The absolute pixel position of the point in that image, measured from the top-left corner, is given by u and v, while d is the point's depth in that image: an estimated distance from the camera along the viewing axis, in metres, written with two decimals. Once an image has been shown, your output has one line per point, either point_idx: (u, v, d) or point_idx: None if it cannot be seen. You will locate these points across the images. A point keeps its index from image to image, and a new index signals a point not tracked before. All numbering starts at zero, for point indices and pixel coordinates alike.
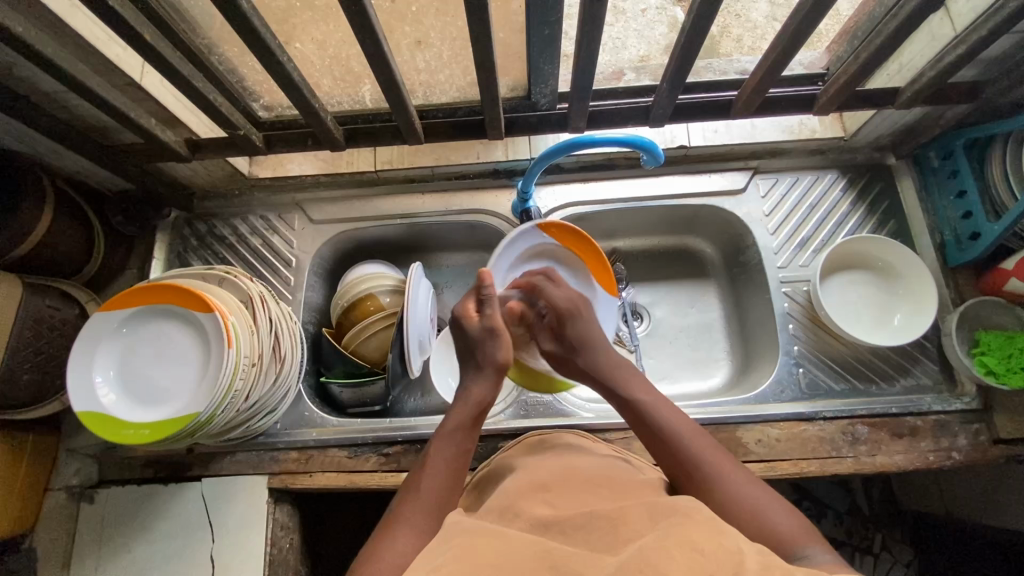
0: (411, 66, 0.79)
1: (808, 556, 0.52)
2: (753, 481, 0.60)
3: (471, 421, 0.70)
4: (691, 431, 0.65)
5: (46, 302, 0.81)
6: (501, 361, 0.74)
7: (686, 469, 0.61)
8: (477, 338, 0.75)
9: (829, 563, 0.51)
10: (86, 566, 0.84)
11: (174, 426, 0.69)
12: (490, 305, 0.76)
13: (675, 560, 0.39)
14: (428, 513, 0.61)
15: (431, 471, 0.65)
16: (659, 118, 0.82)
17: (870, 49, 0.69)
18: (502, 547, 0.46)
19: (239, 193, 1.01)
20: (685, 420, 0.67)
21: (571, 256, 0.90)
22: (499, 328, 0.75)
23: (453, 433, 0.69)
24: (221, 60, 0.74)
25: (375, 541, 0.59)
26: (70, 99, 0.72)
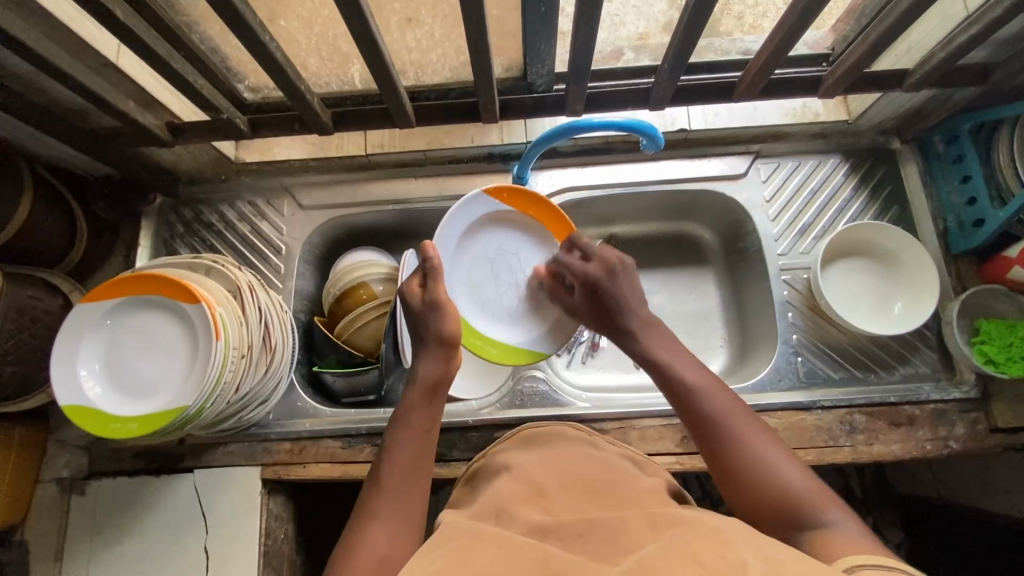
0: (401, 45, 0.76)
1: (831, 525, 0.51)
2: (777, 443, 0.58)
3: (426, 399, 0.69)
4: (719, 395, 0.62)
5: (27, 293, 0.79)
6: (446, 335, 0.72)
7: (709, 439, 0.60)
8: (418, 313, 0.73)
9: (850, 532, 0.50)
10: (79, 557, 0.84)
11: (161, 420, 0.67)
12: (432, 280, 0.74)
13: (679, 571, 0.38)
14: (400, 504, 0.60)
15: (397, 456, 0.64)
16: (660, 101, 0.79)
17: (880, 29, 0.67)
18: (501, 552, 0.46)
19: (224, 177, 0.98)
20: (716, 381, 0.64)
21: (522, 217, 0.88)
22: (442, 300, 0.73)
23: (407, 414, 0.67)
24: (202, 39, 0.70)
25: (352, 534, 0.58)
26: (42, 81, 0.69)
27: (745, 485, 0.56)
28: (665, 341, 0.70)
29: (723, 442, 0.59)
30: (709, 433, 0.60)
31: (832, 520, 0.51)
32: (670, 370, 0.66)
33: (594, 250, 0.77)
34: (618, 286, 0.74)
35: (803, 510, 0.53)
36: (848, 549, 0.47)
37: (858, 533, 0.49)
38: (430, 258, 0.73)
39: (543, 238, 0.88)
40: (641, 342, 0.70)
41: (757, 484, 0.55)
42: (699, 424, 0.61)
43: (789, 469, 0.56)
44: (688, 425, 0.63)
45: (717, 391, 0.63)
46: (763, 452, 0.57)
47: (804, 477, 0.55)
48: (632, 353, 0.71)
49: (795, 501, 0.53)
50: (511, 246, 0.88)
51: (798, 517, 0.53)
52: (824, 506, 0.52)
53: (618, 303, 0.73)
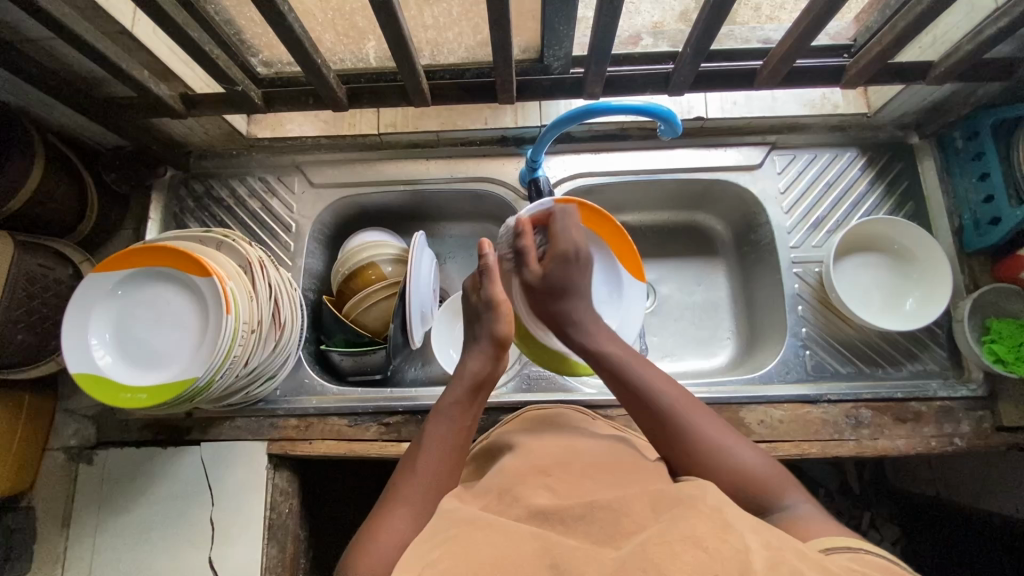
0: (419, 22, 0.75)
1: (791, 508, 0.54)
2: (724, 428, 0.61)
3: (470, 395, 0.69)
4: (671, 387, 0.64)
5: (38, 261, 0.79)
6: (499, 334, 0.72)
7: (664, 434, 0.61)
8: (477, 311, 0.74)
9: (809, 514, 0.53)
10: (86, 524, 0.85)
11: (171, 391, 0.68)
12: (487, 279, 0.73)
13: (680, 557, 0.38)
14: (424, 490, 0.60)
15: (430, 449, 0.64)
16: (679, 87, 0.79)
17: (907, 18, 0.66)
18: (498, 539, 0.46)
19: (236, 153, 0.97)
20: (664, 375, 0.66)
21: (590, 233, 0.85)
22: (499, 301, 0.73)
23: (450, 408, 0.68)
24: (217, 10, 0.69)
25: (374, 515, 0.58)
26: (58, 47, 0.68)
27: (704, 465, 0.58)
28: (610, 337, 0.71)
29: (671, 429, 0.61)
30: (660, 422, 0.62)
31: (791, 504, 0.54)
32: (619, 367, 0.67)
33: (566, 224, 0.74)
34: (577, 265, 0.72)
35: (764, 492, 0.55)
36: (813, 529, 0.50)
37: (811, 511, 0.53)
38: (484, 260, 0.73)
39: (604, 254, 0.86)
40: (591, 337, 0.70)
41: (719, 467, 0.57)
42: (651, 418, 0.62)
43: (745, 453, 0.58)
44: (637, 414, 0.64)
45: (670, 383, 0.65)
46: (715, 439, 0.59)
47: (760, 460, 0.58)
48: (581, 348, 0.70)
49: (759, 483, 0.56)
50: None
51: (758, 495, 0.55)
52: (781, 487, 0.56)
53: (577, 286, 0.72)
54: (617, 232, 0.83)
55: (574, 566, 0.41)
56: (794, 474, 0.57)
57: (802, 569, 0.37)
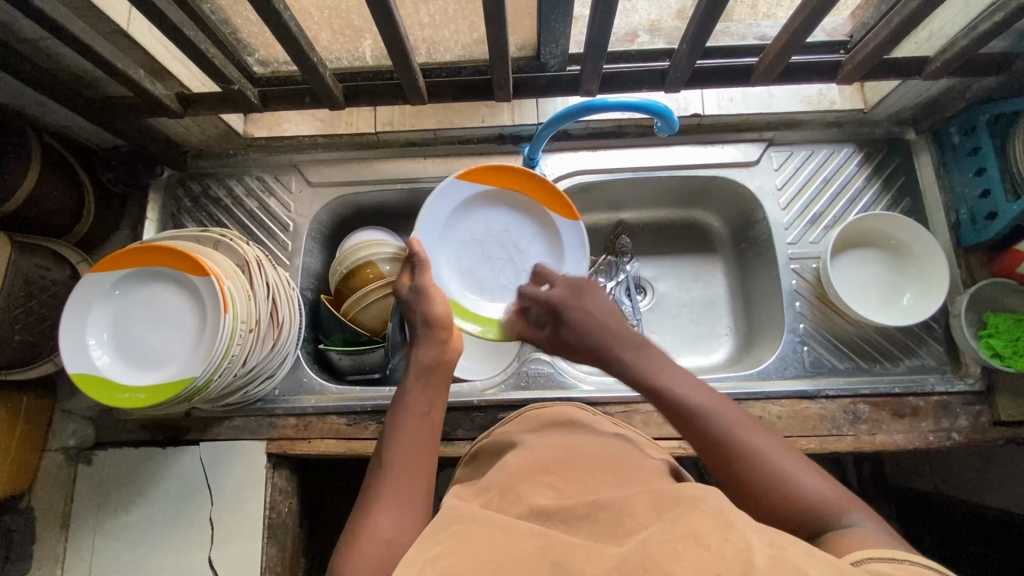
0: (415, 20, 0.75)
1: (854, 526, 0.51)
2: (784, 448, 0.58)
3: (422, 377, 0.70)
4: (723, 407, 0.61)
5: (36, 262, 0.79)
6: (432, 318, 0.73)
7: (721, 459, 0.58)
8: (408, 300, 0.75)
9: (870, 531, 0.50)
10: (85, 524, 0.85)
11: (169, 391, 0.67)
12: (421, 270, 0.75)
13: (681, 556, 0.38)
14: (404, 482, 0.61)
15: (398, 437, 0.64)
16: (675, 83, 0.79)
17: (903, 14, 0.66)
18: (499, 538, 0.46)
19: (233, 152, 0.97)
20: (717, 395, 0.62)
21: (506, 193, 0.84)
22: (430, 288, 0.74)
23: (409, 394, 0.69)
24: (213, 9, 0.69)
25: (358, 514, 0.58)
26: (54, 46, 0.68)
27: (765, 493, 0.55)
28: (654, 358, 0.68)
29: (728, 453, 0.57)
30: (715, 445, 0.58)
31: (853, 524, 0.51)
32: (671, 390, 0.63)
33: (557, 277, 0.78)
34: (586, 304, 0.74)
35: (825, 514, 0.53)
36: (865, 551, 0.47)
37: (875, 532, 0.50)
38: (416, 251, 0.75)
39: (529, 209, 0.85)
40: (635, 363, 0.68)
41: (778, 493, 0.54)
42: (707, 442, 0.59)
43: (805, 474, 0.55)
44: (691, 438, 0.61)
45: (719, 402, 0.61)
46: (776, 460, 0.56)
47: (820, 480, 0.55)
48: (622, 377, 0.69)
49: (820, 505, 0.53)
50: (502, 223, 0.85)
51: (820, 519, 0.53)
52: (844, 509, 0.53)
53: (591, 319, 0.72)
54: (537, 183, 0.82)
55: (574, 565, 0.41)
56: (856, 493, 0.54)
57: (803, 567, 0.37)
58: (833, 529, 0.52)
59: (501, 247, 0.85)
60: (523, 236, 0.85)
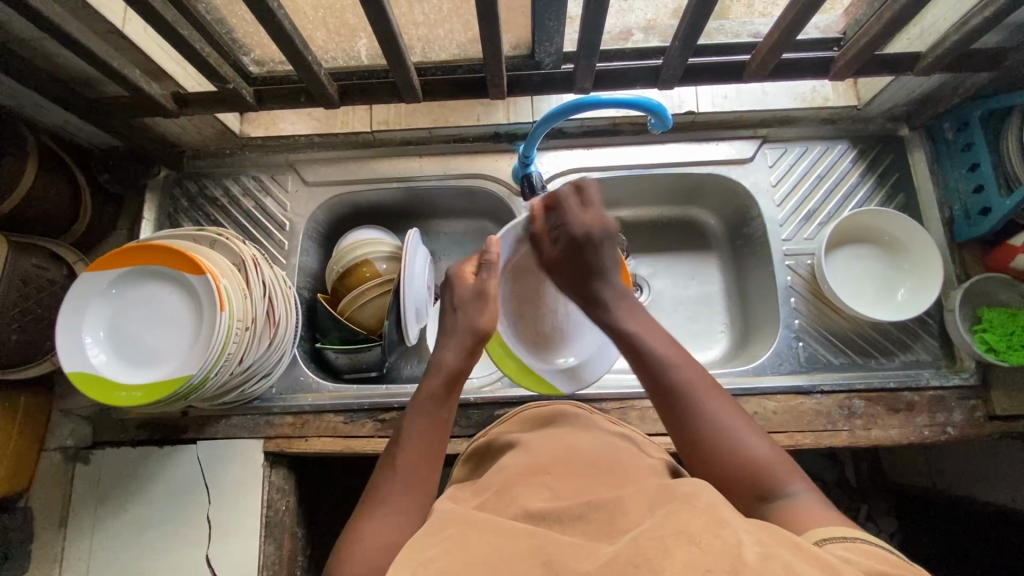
0: (409, 19, 0.75)
1: (792, 494, 0.53)
2: (737, 412, 0.60)
3: (446, 388, 0.69)
4: (687, 363, 0.64)
5: (33, 262, 0.79)
6: (480, 328, 0.72)
7: (678, 409, 0.61)
8: (466, 300, 0.74)
9: (811, 501, 0.52)
10: (83, 523, 0.85)
11: (165, 389, 0.68)
12: (488, 270, 0.76)
13: (672, 553, 0.38)
14: (406, 492, 0.60)
15: (410, 442, 0.64)
16: (668, 81, 0.79)
17: (893, 10, 0.66)
18: (492, 539, 0.46)
19: (229, 152, 0.98)
20: (685, 353, 0.65)
21: None
22: (489, 293, 0.74)
23: (426, 403, 0.68)
24: (208, 9, 0.69)
25: (358, 519, 0.58)
26: (49, 46, 0.69)
27: (711, 449, 0.58)
28: (635, 312, 0.70)
29: (685, 407, 0.60)
30: (673, 397, 0.61)
31: (791, 491, 0.53)
32: (641, 341, 0.66)
33: (593, 204, 0.76)
34: (604, 249, 0.73)
35: (765, 478, 0.55)
36: (806, 521, 0.49)
37: (812, 501, 0.52)
38: (491, 251, 0.77)
39: None
40: (613, 313, 0.70)
41: (721, 451, 0.57)
42: (665, 392, 0.62)
43: (751, 440, 0.58)
44: (651, 389, 0.64)
45: (686, 359, 0.64)
46: (725, 422, 0.59)
47: (765, 446, 0.57)
48: (601, 323, 0.71)
49: (758, 469, 0.55)
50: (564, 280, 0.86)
51: (760, 483, 0.55)
52: (782, 476, 0.55)
53: (601, 266, 0.72)
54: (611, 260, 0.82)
55: (566, 563, 0.41)
56: (797, 464, 0.57)
57: (794, 562, 0.37)
58: (769, 493, 0.54)
59: (555, 296, 0.85)
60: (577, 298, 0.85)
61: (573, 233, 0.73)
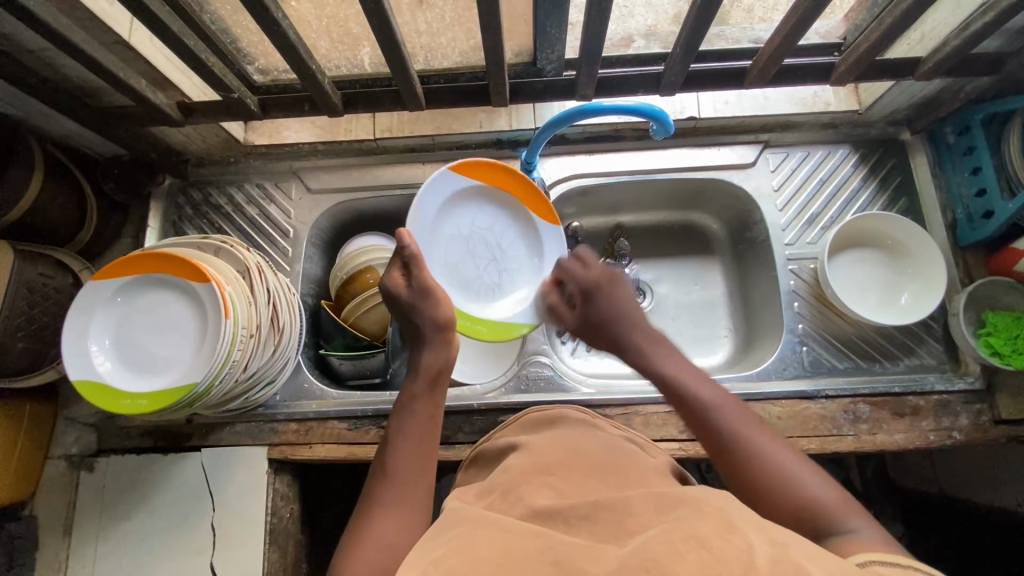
0: (413, 28, 0.76)
1: (856, 533, 0.50)
2: (788, 451, 0.58)
3: (430, 386, 0.69)
4: (733, 409, 0.62)
5: (39, 271, 0.79)
6: (441, 321, 0.71)
7: (728, 450, 0.59)
8: (409, 302, 0.72)
9: (874, 537, 0.49)
10: (87, 532, 0.85)
11: (170, 397, 0.68)
12: (415, 266, 0.72)
13: (685, 557, 0.38)
14: (403, 490, 0.61)
15: (403, 443, 0.64)
16: (670, 87, 0.79)
17: (893, 16, 0.66)
18: (500, 538, 0.46)
19: (233, 160, 0.99)
20: (726, 393, 0.64)
21: (493, 192, 0.85)
22: (430, 288, 0.72)
23: (411, 402, 0.68)
24: (213, 19, 0.70)
25: (357, 521, 0.59)
26: (57, 57, 0.69)
27: (772, 491, 0.55)
28: (669, 357, 0.69)
29: (738, 452, 0.58)
30: (722, 441, 0.60)
31: (858, 531, 0.50)
32: (680, 383, 0.65)
33: (595, 262, 0.79)
34: (614, 291, 0.76)
35: (829, 517, 0.52)
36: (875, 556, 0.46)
37: (879, 538, 0.49)
38: (406, 245, 0.71)
39: (513, 209, 0.86)
40: (648, 356, 0.70)
41: (784, 492, 0.54)
42: (714, 434, 0.60)
43: (810, 479, 0.55)
44: (700, 433, 0.62)
45: (727, 402, 0.63)
46: (778, 460, 0.57)
47: (826, 484, 0.54)
48: (642, 369, 0.70)
49: (821, 509, 0.53)
50: (484, 220, 0.85)
51: (824, 521, 0.52)
52: (847, 516, 0.52)
53: (615, 313, 0.74)
54: (519, 180, 0.84)
55: (573, 564, 0.41)
56: (862, 504, 0.54)
57: (802, 564, 0.37)
58: (834, 534, 0.51)
59: (484, 244, 0.85)
60: (505, 233, 0.86)
61: (585, 292, 0.77)
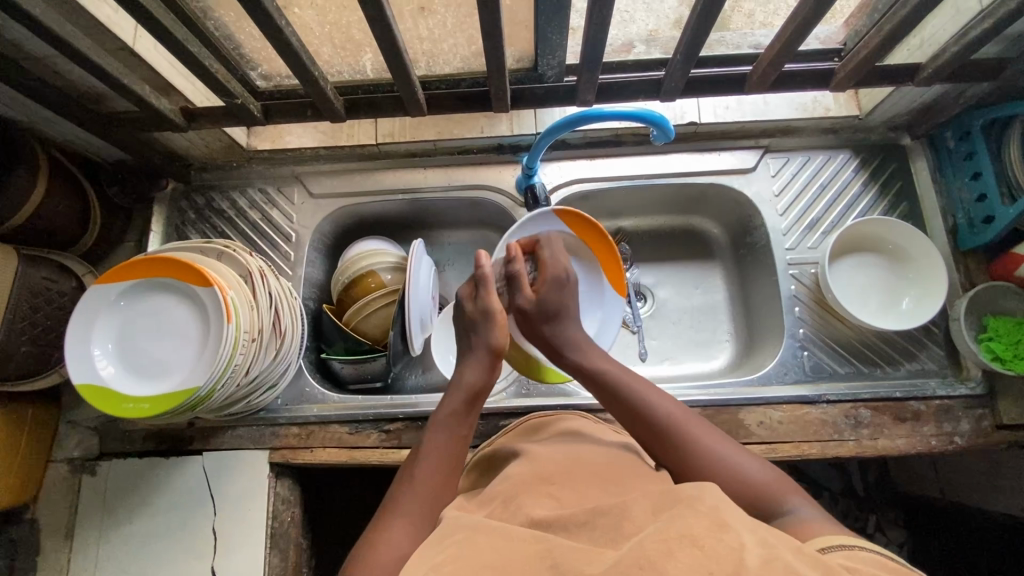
0: (415, 34, 0.76)
1: (791, 509, 0.54)
2: (724, 439, 0.62)
3: (468, 405, 0.70)
4: (669, 401, 0.66)
5: (42, 275, 0.80)
6: (494, 344, 0.72)
7: (665, 440, 0.62)
8: (472, 320, 0.74)
9: (810, 512, 0.53)
10: (89, 535, 0.85)
11: (173, 401, 0.68)
12: (484, 288, 0.74)
13: (675, 555, 0.38)
14: (422, 501, 0.61)
15: (431, 458, 0.65)
16: (670, 92, 0.79)
17: (893, 22, 0.67)
18: (500, 543, 0.46)
19: (236, 165, 0.99)
20: (660, 391, 0.68)
21: (583, 249, 0.86)
22: (494, 311, 0.73)
23: (447, 418, 0.68)
24: (217, 25, 0.70)
25: (373, 528, 0.58)
26: (61, 63, 0.70)
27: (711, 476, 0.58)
28: (601, 355, 0.73)
29: (675, 441, 0.62)
30: (660, 434, 0.63)
31: (792, 507, 0.54)
32: (616, 381, 0.68)
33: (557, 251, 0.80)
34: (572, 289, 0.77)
35: (767, 498, 0.56)
36: (809, 531, 0.50)
37: (812, 513, 0.53)
38: (484, 268, 0.74)
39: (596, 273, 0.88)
40: (582, 357, 0.72)
41: (723, 475, 0.58)
42: (650, 427, 0.64)
43: (747, 464, 0.59)
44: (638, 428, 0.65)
45: (662, 396, 0.66)
46: (717, 447, 0.60)
47: (761, 467, 0.58)
48: (575, 370, 0.72)
49: (757, 491, 0.56)
50: (569, 272, 0.89)
51: (763, 501, 0.56)
52: (780, 493, 0.56)
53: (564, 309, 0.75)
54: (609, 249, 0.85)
55: (571, 566, 0.41)
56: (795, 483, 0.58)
57: (796, 567, 0.37)
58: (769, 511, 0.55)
59: None
60: (582, 291, 0.89)
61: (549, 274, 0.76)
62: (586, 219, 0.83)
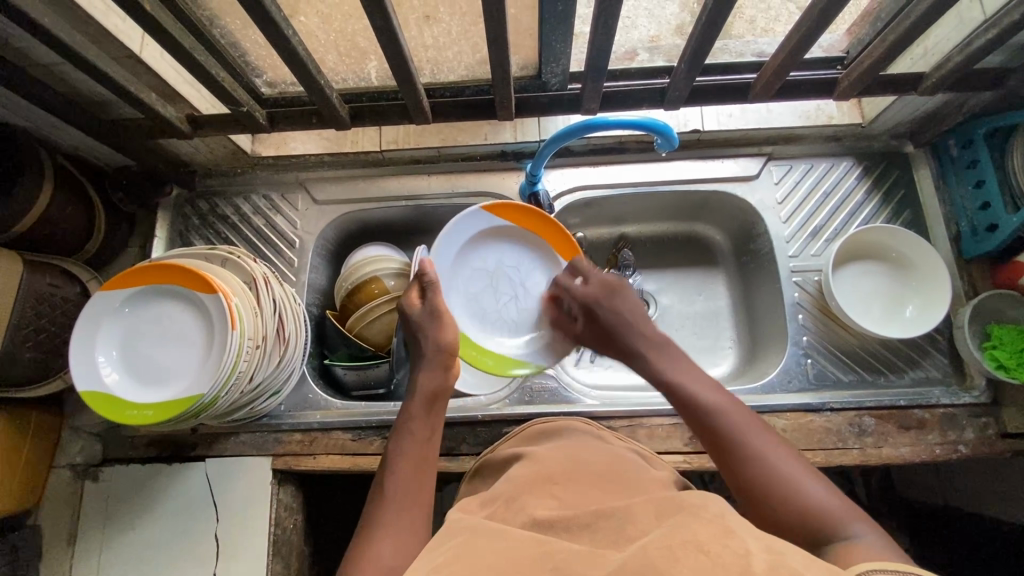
0: (419, 42, 0.76)
1: (857, 541, 0.49)
2: (790, 453, 0.57)
3: (427, 408, 0.70)
4: (735, 410, 0.60)
5: (47, 280, 0.80)
6: (445, 344, 0.74)
7: (728, 449, 0.57)
8: (419, 323, 0.75)
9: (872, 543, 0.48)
10: (90, 543, 0.85)
11: (176, 408, 0.68)
12: (432, 290, 0.76)
13: (681, 561, 0.38)
14: (404, 513, 0.60)
15: (399, 465, 0.64)
16: (674, 101, 0.80)
17: (897, 31, 0.67)
18: (504, 547, 0.46)
19: (240, 171, 0.99)
20: (730, 396, 0.62)
21: (520, 232, 0.89)
22: (442, 311, 0.75)
23: (408, 424, 0.68)
24: (223, 33, 0.71)
25: (358, 542, 0.58)
26: (68, 71, 0.70)
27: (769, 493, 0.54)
28: (669, 355, 0.68)
29: (740, 452, 0.57)
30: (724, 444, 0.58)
31: (858, 538, 0.49)
32: (681, 386, 0.63)
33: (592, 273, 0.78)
34: (616, 302, 0.74)
35: (831, 524, 0.51)
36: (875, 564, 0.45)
37: (882, 548, 0.48)
38: (428, 272, 0.76)
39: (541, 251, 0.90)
40: (649, 361, 0.68)
41: (783, 495, 0.53)
42: (714, 434, 0.59)
43: (813, 484, 0.54)
44: (701, 432, 0.60)
45: (729, 402, 0.61)
46: (783, 463, 0.55)
47: (830, 490, 0.53)
48: (642, 373, 0.68)
49: (824, 515, 0.51)
50: (511, 259, 0.90)
51: (822, 529, 0.51)
52: (849, 522, 0.51)
53: (618, 322, 0.72)
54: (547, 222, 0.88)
55: (575, 570, 0.41)
56: (866, 511, 0.52)
57: (801, 569, 0.37)
58: (834, 540, 0.50)
59: (508, 282, 0.90)
60: (529, 274, 0.90)
61: (585, 301, 0.76)
62: (509, 202, 0.87)
